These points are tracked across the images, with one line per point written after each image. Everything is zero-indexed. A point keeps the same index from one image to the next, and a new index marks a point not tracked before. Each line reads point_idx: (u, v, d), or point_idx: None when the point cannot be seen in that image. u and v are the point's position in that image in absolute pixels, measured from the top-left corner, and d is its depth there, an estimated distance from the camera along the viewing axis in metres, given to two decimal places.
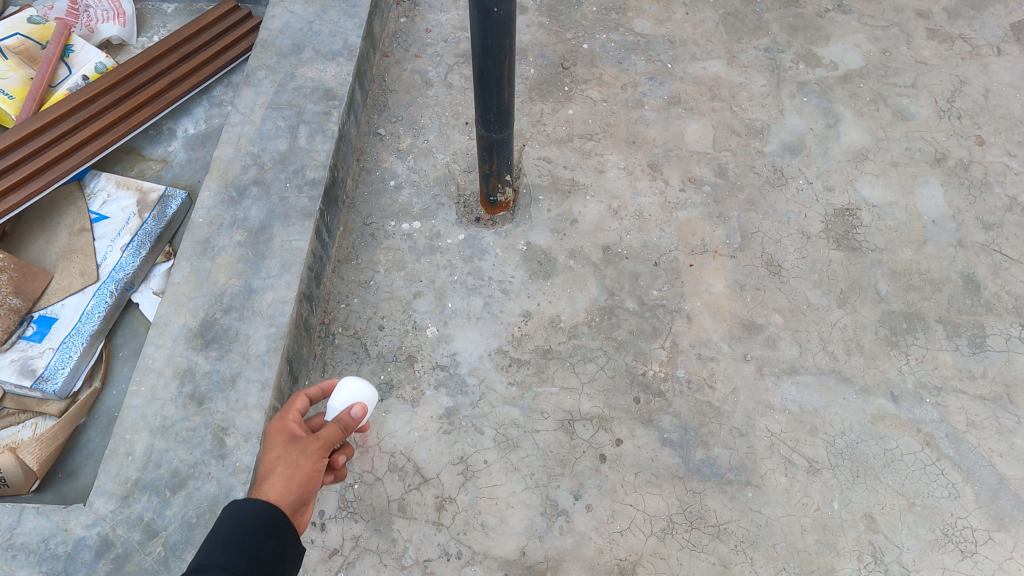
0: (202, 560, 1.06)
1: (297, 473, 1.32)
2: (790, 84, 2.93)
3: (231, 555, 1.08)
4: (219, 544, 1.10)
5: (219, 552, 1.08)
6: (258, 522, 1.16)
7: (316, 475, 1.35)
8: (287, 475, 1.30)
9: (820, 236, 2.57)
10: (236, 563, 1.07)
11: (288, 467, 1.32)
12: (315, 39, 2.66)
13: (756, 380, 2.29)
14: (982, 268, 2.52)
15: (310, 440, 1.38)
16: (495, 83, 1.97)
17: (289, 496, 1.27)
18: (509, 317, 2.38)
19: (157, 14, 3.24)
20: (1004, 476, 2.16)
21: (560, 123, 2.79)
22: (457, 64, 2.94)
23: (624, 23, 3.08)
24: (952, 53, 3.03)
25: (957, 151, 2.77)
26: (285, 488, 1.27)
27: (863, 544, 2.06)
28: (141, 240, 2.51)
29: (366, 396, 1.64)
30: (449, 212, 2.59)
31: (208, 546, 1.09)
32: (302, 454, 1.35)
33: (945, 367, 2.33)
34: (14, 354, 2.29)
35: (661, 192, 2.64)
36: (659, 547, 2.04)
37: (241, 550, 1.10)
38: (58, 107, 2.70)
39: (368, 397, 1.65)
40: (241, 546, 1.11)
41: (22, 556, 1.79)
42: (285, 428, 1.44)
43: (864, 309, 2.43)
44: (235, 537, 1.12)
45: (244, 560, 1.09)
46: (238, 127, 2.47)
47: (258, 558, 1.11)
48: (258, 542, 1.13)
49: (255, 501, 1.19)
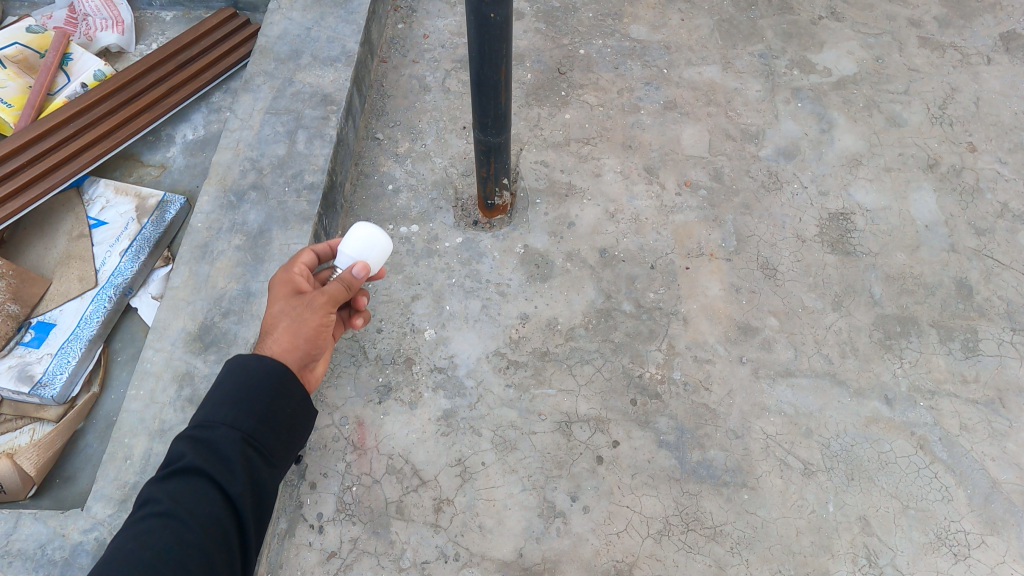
0: (211, 417, 1.21)
1: (303, 327, 1.41)
2: (785, 90, 2.96)
3: (237, 415, 1.22)
4: (227, 402, 1.23)
5: (228, 410, 1.22)
6: (264, 380, 1.28)
7: (321, 328, 1.45)
8: (291, 330, 1.40)
9: (814, 240, 2.59)
10: (243, 424, 1.22)
11: (293, 322, 1.42)
12: (313, 45, 2.68)
13: (751, 383, 2.31)
14: (974, 273, 2.55)
15: (314, 296, 1.45)
16: (491, 87, 1.99)
17: (294, 348, 1.38)
18: (506, 320, 2.39)
19: (156, 21, 3.26)
20: (996, 480, 2.18)
21: (556, 128, 2.81)
22: (454, 70, 2.97)
23: (620, 29, 3.11)
24: (944, 61, 3.07)
25: (949, 158, 2.81)
26: (290, 345, 1.38)
27: (857, 546, 2.07)
28: (139, 244, 2.52)
29: (378, 252, 1.61)
30: (447, 215, 2.61)
31: (217, 402, 1.23)
32: (306, 311, 1.43)
33: (938, 370, 2.36)
34: (12, 360, 2.30)
35: (657, 196, 2.67)
36: (655, 549, 2.05)
37: (247, 410, 1.23)
38: (57, 114, 2.72)
39: (379, 256, 1.62)
40: (247, 404, 1.24)
41: (19, 562, 1.79)
42: (290, 285, 1.50)
43: (859, 312, 2.45)
44: (243, 395, 1.25)
45: (251, 421, 1.22)
46: (237, 132, 2.49)
47: (264, 416, 1.25)
48: (263, 402, 1.26)
49: (262, 358, 1.30)
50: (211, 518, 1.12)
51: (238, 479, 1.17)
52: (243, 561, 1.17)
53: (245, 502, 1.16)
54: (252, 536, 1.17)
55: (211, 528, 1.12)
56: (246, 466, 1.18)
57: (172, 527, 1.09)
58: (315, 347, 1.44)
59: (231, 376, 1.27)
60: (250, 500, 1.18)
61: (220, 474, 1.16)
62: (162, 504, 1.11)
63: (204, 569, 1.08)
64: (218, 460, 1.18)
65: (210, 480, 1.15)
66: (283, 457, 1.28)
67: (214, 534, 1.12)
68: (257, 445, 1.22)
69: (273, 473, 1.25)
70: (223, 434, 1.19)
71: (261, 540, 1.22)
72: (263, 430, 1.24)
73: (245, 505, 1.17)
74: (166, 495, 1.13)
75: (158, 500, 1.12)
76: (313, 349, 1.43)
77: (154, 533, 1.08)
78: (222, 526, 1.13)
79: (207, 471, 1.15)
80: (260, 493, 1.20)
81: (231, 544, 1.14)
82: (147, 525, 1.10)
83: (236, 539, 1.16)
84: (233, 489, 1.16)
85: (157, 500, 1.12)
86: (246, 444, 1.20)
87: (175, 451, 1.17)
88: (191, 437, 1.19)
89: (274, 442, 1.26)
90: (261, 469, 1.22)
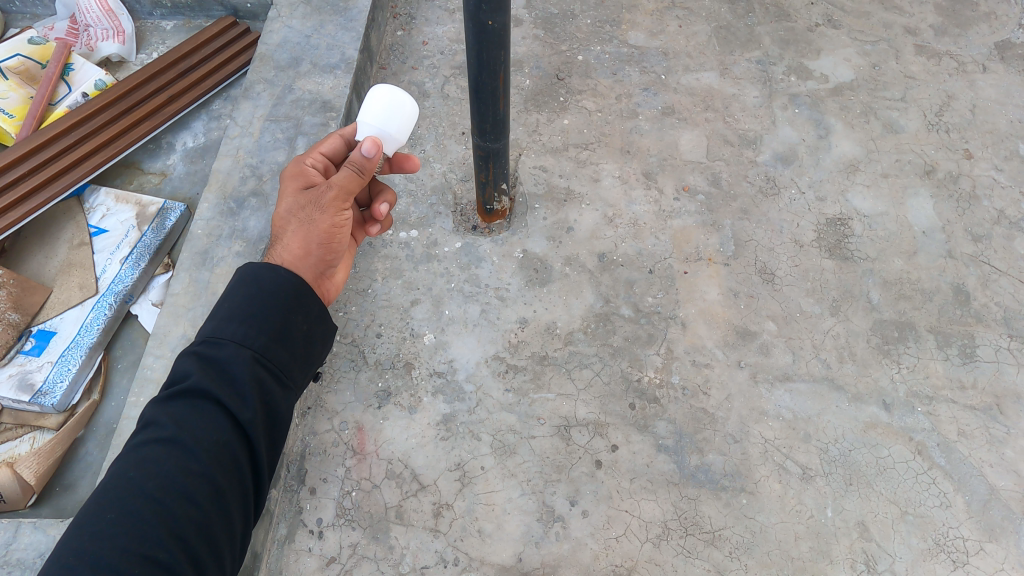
0: (219, 335, 1.25)
1: (316, 227, 1.51)
2: (782, 96, 2.98)
3: (245, 334, 1.26)
4: (236, 318, 1.27)
5: (236, 329, 1.26)
6: (274, 297, 1.32)
7: (334, 225, 1.54)
8: (304, 232, 1.51)
9: (812, 245, 2.61)
10: (252, 343, 1.26)
11: (305, 223, 1.51)
12: (313, 52, 2.70)
13: (750, 387, 2.32)
14: (971, 279, 2.56)
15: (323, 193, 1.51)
16: (490, 93, 2.00)
17: (307, 252, 1.50)
18: (505, 325, 2.40)
19: (157, 30, 3.28)
20: (994, 486, 2.19)
21: (555, 134, 2.82)
22: (453, 76, 2.98)
23: (618, 35, 3.13)
24: (940, 69, 3.09)
25: (946, 164, 2.82)
26: (301, 249, 1.49)
27: (856, 552, 2.08)
28: (140, 252, 2.53)
29: (400, 122, 1.60)
30: (446, 221, 2.62)
31: (226, 319, 1.27)
32: (316, 211, 1.51)
33: (936, 376, 2.37)
34: (12, 369, 2.30)
35: (655, 201, 2.68)
36: (654, 554, 2.05)
37: (255, 329, 1.27)
38: (57, 124, 2.74)
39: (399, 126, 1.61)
40: (255, 323, 1.28)
41: (18, 572, 1.78)
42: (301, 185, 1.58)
43: (857, 317, 2.47)
44: (251, 312, 1.29)
45: (260, 341, 1.27)
46: (237, 139, 2.50)
47: (273, 335, 1.29)
48: (272, 319, 1.30)
49: (273, 270, 1.36)
50: (217, 441, 1.17)
51: (247, 402, 1.21)
52: (254, 478, 1.23)
53: (252, 426, 1.21)
54: (261, 457, 1.23)
55: (218, 450, 1.17)
56: (254, 388, 1.23)
57: (178, 450, 1.14)
58: (332, 242, 1.55)
59: (244, 291, 1.32)
60: (259, 422, 1.23)
61: (227, 397, 1.20)
62: (168, 427, 1.16)
63: (209, 492, 1.14)
64: (226, 382, 1.22)
65: (217, 402, 1.20)
66: (294, 376, 1.33)
67: (221, 456, 1.17)
68: (267, 364, 1.27)
69: (285, 395, 1.30)
70: (231, 355, 1.23)
71: (272, 458, 1.29)
72: (272, 350, 1.28)
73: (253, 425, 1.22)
74: (173, 416, 1.18)
75: (165, 421, 1.17)
76: (332, 244, 1.55)
77: (160, 456, 1.14)
78: (230, 447, 1.19)
79: (215, 392, 1.19)
80: (271, 410, 1.26)
81: (241, 465, 1.20)
82: (156, 445, 1.15)
83: (247, 458, 1.22)
84: (240, 412, 1.20)
85: (164, 422, 1.17)
86: (255, 364, 1.24)
87: (184, 371, 1.22)
88: (199, 355, 1.23)
89: (284, 362, 1.30)
90: (271, 391, 1.26)
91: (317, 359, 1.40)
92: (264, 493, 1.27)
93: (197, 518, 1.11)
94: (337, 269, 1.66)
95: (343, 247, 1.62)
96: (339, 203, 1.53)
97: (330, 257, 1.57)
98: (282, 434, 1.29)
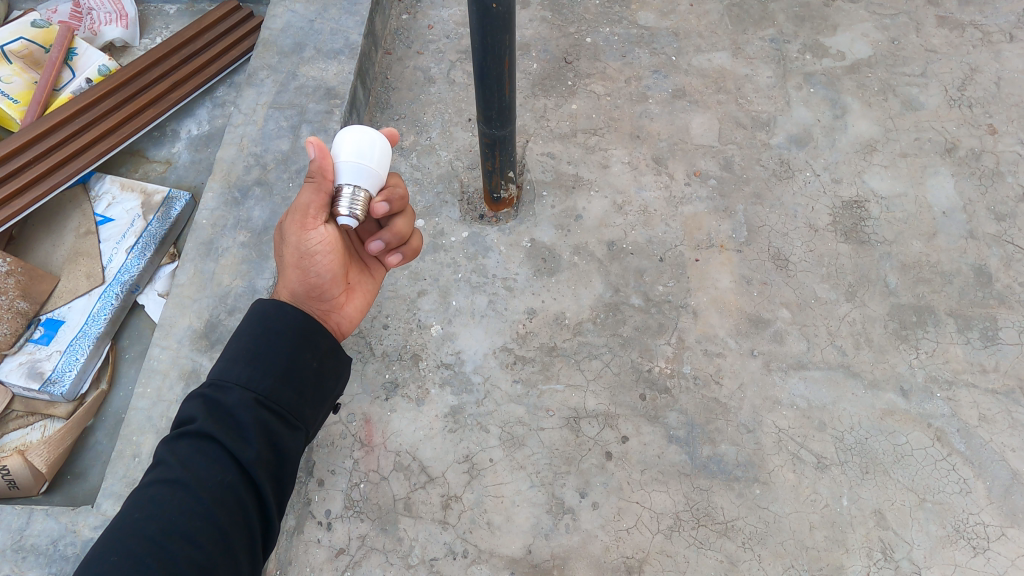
0: (225, 377, 1.23)
1: (287, 253, 1.48)
2: (796, 75, 2.89)
3: (250, 375, 1.23)
4: (240, 359, 1.25)
5: (241, 371, 1.24)
6: (280, 337, 1.30)
7: (303, 252, 1.46)
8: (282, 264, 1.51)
9: (827, 229, 2.54)
10: (256, 385, 1.23)
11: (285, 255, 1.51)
12: (316, 38, 2.66)
13: (763, 376, 2.27)
14: (993, 260, 2.48)
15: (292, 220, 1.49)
16: (495, 80, 1.95)
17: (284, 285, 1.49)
18: (513, 315, 2.37)
19: (160, 15, 3.26)
20: (1016, 471, 2.14)
21: (563, 119, 2.77)
22: (459, 61, 2.92)
23: (628, 16, 3.04)
24: (963, 41, 2.98)
25: (968, 141, 2.73)
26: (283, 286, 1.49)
27: (872, 540, 2.04)
28: (146, 241, 2.53)
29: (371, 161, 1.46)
30: (453, 209, 2.58)
31: (231, 360, 1.25)
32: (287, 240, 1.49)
33: (956, 360, 2.30)
34: (22, 357, 2.33)
35: (665, 186, 2.62)
36: (665, 546, 2.03)
37: (261, 370, 1.25)
38: (61, 110, 2.72)
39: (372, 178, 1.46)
40: (261, 363, 1.26)
41: (32, 558, 1.80)
42: None
43: (873, 302, 2.40)
44: (258, 352, 1.27)
45: (265, 383, 1.24)
46: (241, 127, 2.47)
47: (279, 375, 1.26)
48: (279, 359, 1.28)
49: (279, 306, 1.34)
50: (221, 483, 1.13)
51: (251, 443, 1.18)
52: (262, 523, 1.17)
53: (257, 467, 1.16)
54: (270, 499, 1.18)
55: (223, 492, 1.12)
56: (259, 431, 1.19)
57: (183, 493, 1.10)
58: (306, 271, 1.48)
59: (250, 331, 1.30)
60: (264, 464, 1.18)
61: (231, 440, 1.17)
62: (174, 469, 1.12)
63: (213, 534, 1.08)
64: (231, 425, 1.19)
65: (221, 444, 1.16)
66: (303, 417, 1.29)
67: (226, 497, 1.12)
68: (271, 406, 1.23)
69: (294, 436, 1.26)
70: (236, 399, 1.20)
71: (282, 503, 1.23)
72: (278, 391, 1.25)
73: (258, 466, 1.18)
74: (179, 458, 1.14)
75: (171, 463, 1.13)
76: (307, 271, 1.48)
77: (164, 498, 1.09)
78: (235, 489, 1.14)
79: (219, 436, 1.16)
80: (275, 454, 1.21)
81: (247, 507, 1.14)
82: (162, 486, 1.11)
83: (254, 499, 1.17)
84: (243, 453, 1.16)
85: (170, 463, 1.13)
86: (258, 407, 1.21)
87: (190, 412, 1.19)
88: (204, 397, 1.21)
89: (291, 402, 1.27)
90: (277, 432, 1.22)
91: (329, 398, 1.37)
92: (274, 539, 1.21)
93: (200, 560, 1.05)
94: (335, 297, 1.55)
95: (331, 275, 1.51)
96: (299, 228, 1.45)
97: (311, 285, 1.50)
98: (292, 475, 1.24)
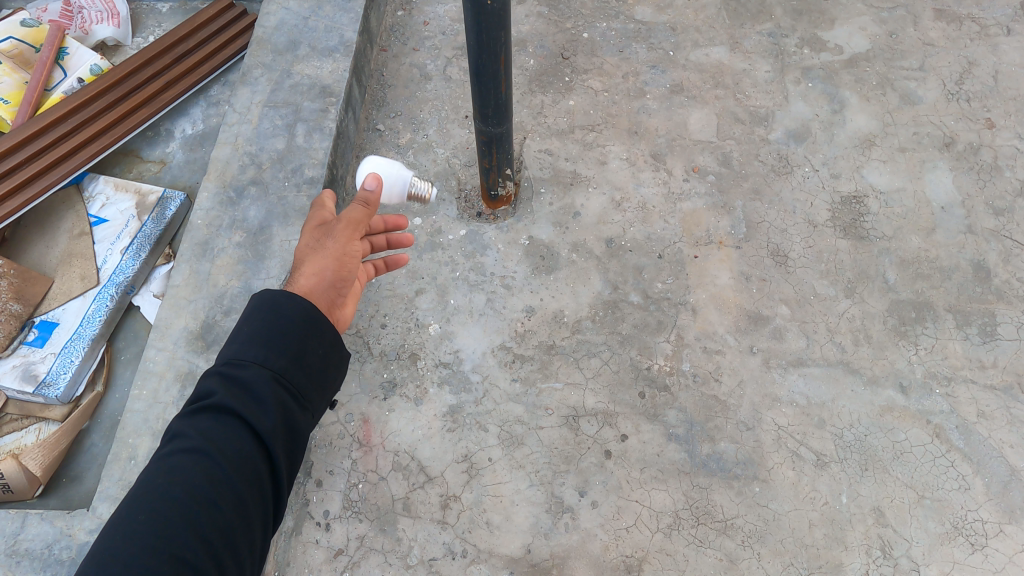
0: (242, 353, 1.15)
1: (329, 250, 1.45)
2: (794, 70, 2.87)
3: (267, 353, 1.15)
4: (259, 338, 1.17)
5: (260, 347, 1.16)
6: (296, 317, 1.23)
7: (346, 254, 1.47)
8: (319, 259, 1.43)
9: (826, 225, 2.53)
10: (274, 362, 1.16)
11: (319, 251, 1.45)
12: (310, 35, 2.63)
13: (762, 373, 2.27)
14: (992, 255, 2.47)
15: (335, 223, 1.50)
16: (492, 77, 1.93)
17: (321, 275, 1.40)
18: (511, 313, 2.36)
19: (152, 13, 3.23)
20: (1015, 468, 2.13)
21: (560, 115, 2.75)
22: (455, 57, 2.90)
23: (624, 10, 3.02)
24: (961, 34, 2.96)
25: (966, 136, 2.72)
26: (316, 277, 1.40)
27: (872, 538, 2.04)
28: (140, 242, 2.50)
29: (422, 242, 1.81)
30: (450, 207, 2.56)
31: (247, 337, 1.17)
32: (328, 239, 1.48)
33: (955, 356, 2.30)
34: (16, 360, 2.33)
35: (664, 182, 2.60)
36: (665, 544, 2.03)
37: (278, 348, 1.17)
38: (53, 111, 2.70)
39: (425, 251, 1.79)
40: (278, 342, 1.18)
41: (27, 562, 1.80)
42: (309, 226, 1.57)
43: (872, 299, 2.39)
44: (275, 332, 1.19)
45: (283, 360, 1.17)
46: (235, 126, 2.45)
47: (295, 356, 1.19)
48: (295, 339, 1.20)
49: (293, 296, 1.25)
50: (241, 454, 1.05)
51: (268, 416, 1.10)
52: (273, 505, 1.09)
53: (275, 439, 1.09)
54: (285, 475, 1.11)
55: (242, 463, 1.05)
56: (278, 407, 1.12)
57: (204, 462, 1.02)
58: (344, 269, 1.46)
59: (265, 312, 1.21)
60: (281, 438, 1.11)
61: (250, 412, 1.09)
62: (193, 440, 1.04)
63: (235, 504, 1.01)
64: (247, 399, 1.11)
65: (240, 417, 1.08)
66: (314, 399, 1.22)
67: (244, 468, 1.05)
68: (288, 384, 1.16)
69: (307, 416, 1.18)
70: (253, 373, 1.13)
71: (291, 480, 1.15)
72: (294, 371, 1.18)
73: (276, 446, 1.10)
74: (198, 429, 1.06)
75: (189, 433, 1.05)
76: (342, 270, 1.46)
77: (184, 467, 1.01)
78: (254, 461, 1.06)
79: (238, 409, 1.08)
80: (292, 432, 1.14)
81: (263, 480, 1.07)
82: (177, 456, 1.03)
83: (268, 477, 1.09)
84: (262, 426, 1.09)
85: (188, 434, 1.05)
86: (276, 384, 1.14)
87: (207, 386, 1.11)
88: (220, 372, 1.13)
89: (305, 384, 1.19)
90: (293, 410, 1.15)
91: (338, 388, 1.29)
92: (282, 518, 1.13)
93: (225, 529, 0.98)
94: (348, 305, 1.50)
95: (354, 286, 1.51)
96: (349, 235, 1.50)
97: (341, 282, 1.44)
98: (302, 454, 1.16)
